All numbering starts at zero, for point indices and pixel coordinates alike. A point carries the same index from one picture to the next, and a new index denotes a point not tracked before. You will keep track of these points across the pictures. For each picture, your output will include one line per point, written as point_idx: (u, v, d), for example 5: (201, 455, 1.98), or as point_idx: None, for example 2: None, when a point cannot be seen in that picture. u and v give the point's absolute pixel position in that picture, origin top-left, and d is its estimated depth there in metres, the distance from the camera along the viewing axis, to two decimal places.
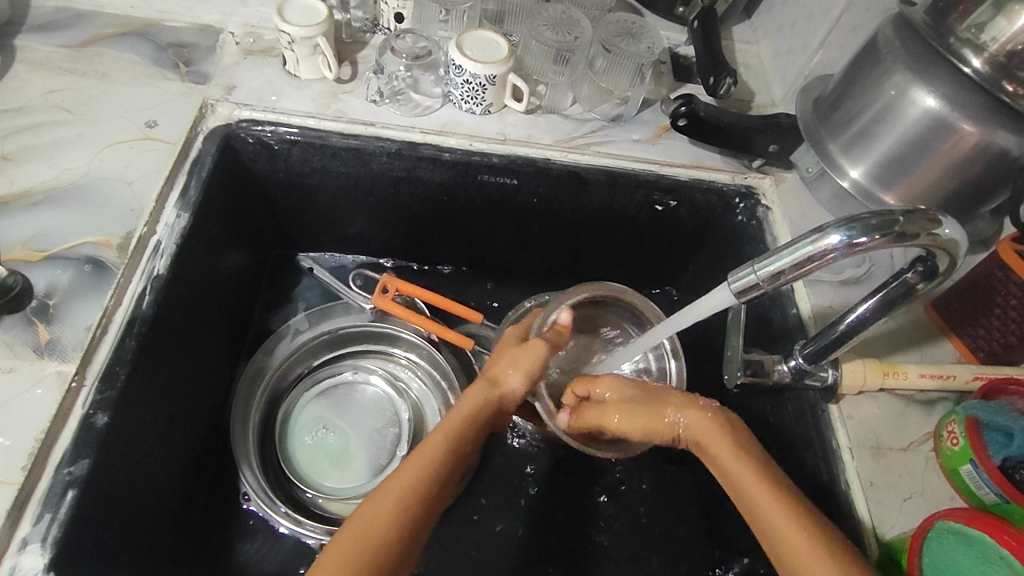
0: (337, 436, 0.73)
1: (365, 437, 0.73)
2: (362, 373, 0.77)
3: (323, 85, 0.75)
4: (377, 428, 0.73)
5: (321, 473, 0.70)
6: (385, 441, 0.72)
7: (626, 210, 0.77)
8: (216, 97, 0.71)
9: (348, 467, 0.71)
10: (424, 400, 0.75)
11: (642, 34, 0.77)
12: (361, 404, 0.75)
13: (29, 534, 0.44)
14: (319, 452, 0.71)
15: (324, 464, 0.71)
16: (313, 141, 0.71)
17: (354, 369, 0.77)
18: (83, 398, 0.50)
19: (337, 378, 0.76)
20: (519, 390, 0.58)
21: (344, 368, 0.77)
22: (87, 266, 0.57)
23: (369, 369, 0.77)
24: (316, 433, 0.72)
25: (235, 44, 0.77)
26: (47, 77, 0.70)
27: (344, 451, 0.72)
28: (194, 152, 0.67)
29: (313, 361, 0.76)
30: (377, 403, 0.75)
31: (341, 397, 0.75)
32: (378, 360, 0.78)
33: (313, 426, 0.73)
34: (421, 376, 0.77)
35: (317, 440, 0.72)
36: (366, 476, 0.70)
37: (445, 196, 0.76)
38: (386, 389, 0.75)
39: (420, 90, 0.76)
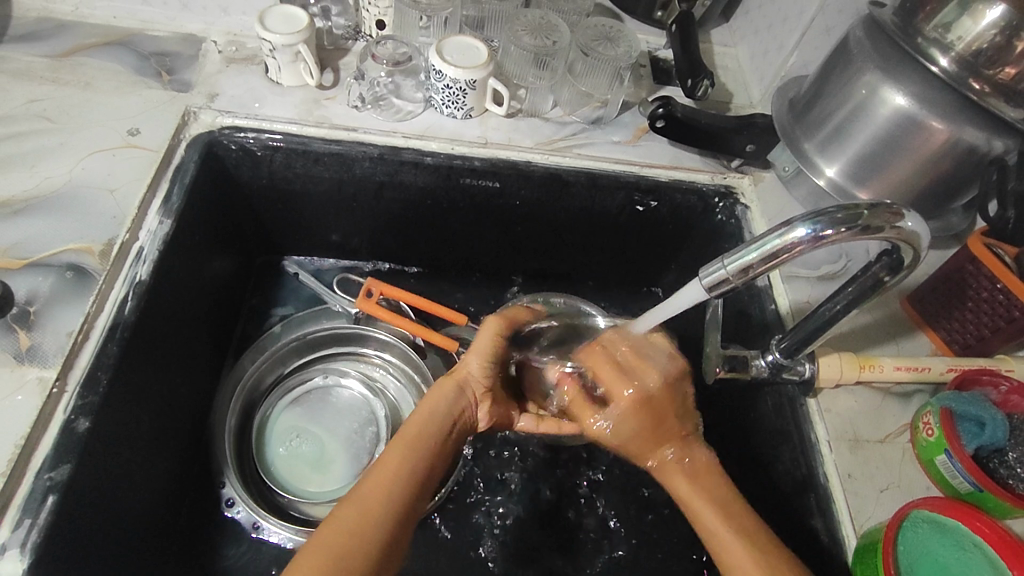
0: (311, 443, 0.73)
1: (341, 440, 0.73)
2: (333, 377, 0.77)
3: (305, 92, 0.76)
4: (354, 429, 0.74)
5: (302, 479, 0.70)
6: (364, 440, 0.73)
7: (606, 210, 0.78)
8: (199, 105, 0.72)
9: (328, 469, 0.71)
10: (401, 399, 0.76)
11: (620, 38, 0.78)
12: (336, 407, 0.75)
13: (8, 540, 0.44)
14: (296, 460, 0.71)
15: (303, 470, 0.71)
16: (296, 147, 0.72)
17: (325, 374, 0.77)
18: (65, 403, 0.50)
19: (308, 385, 0.76)
20: (482, 373, 0.57)
21: (314, 373, 0.77)
22: (69, 273, 0.57)
23: (341, 373, 0.78)
24: (290, 442, 0.72)
25: (217, 53, 0.78)
26: (28, 86, 0.71)
27: (322, 455, 0.72)
28: (177, 159, 0.68)
29: (283, 369, 0.76)
30: (351, 406, 0.75)
31: (315, 402, 0.75)
32: (349, 363, 0.78)
33: (287, 434, 0.73)
34: (395, 373, 0.78)
35: (291, 449, 0.72)
36: (347, 477, 0.70)
37: (428, 199, 0.77)
38: (361, 390, 0.76)
39: (402, 96, 0.77)
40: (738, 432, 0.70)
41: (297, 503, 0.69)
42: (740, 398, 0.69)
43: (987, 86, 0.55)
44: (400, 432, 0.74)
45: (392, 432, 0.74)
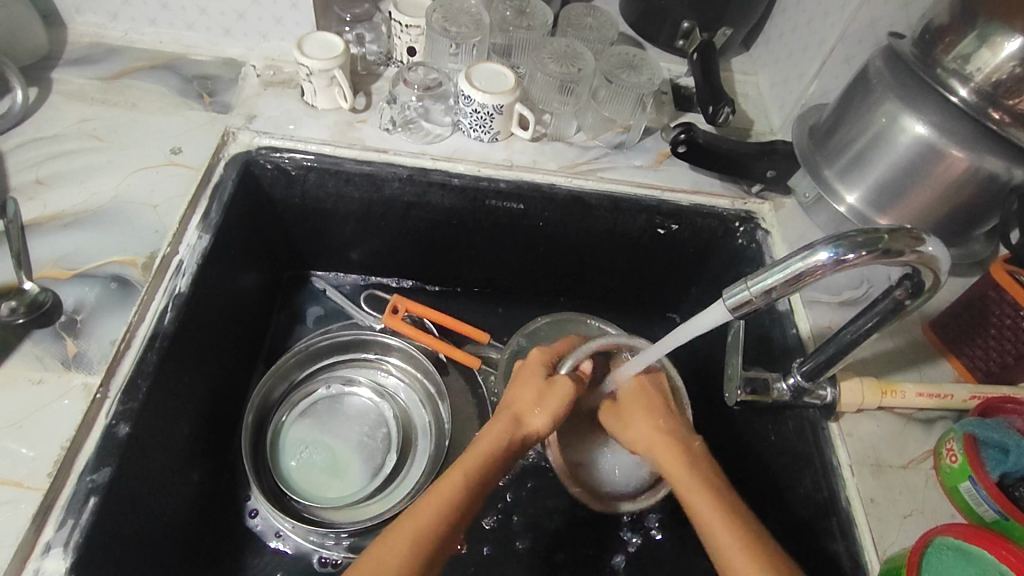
0: (323, 451, 0.74)
1: (353, 445, 0.74)
2: (337, 386, 0.78)
3: (339, 115, 0.79)
4: (365, 433, 0.75)
5: (322, 487, 0.71)
6: (377, 443, 0.74)
7: (628, 232, 0.80)
8: (238, 126, 0.76)
9: (343, 474, 0.72)
10: (411, 403, 0.78)
11: (643, 66, 0.80)
12: (346, 414, 0.77)
13: (52, 539, 0.46)
14: (310, 469, 0.72)
15: (320, 477, 0.72)
16: (328, 167, 0.75)
17: (328, 384, 0.78)
18: (107, 408, 0.52)
19: (314, 397, 0.77)
20: (544, 428, 0.58)
21: (318, 386, 0.78)
22: (114, 284, 0.60)
23: (345, 381, 0.79)
24: (301, 454, 0.73)
25: (256, 77, 0.82)
26: (80, 107, 0.75)
27: (336, 460, 0.73)
28: (216, 177, 0.71)
29: (289, 383, 0.77)
30: (361, 412, 0.77)
31: (324, 413, 0.76)
32: (352, 370, 0.80)
33: (298, 446, 0.74)
34: (397, 373, 0.80)
35: (303, 460, 0.73)
36: (364, 479, 0.72)
37: (454, 219, 0.79)
38: (370, 398, 0.78)
39: (431, 119, 0.80)
40: (759, 455, 0.69)
41: (314, 507, 0.69)
42: (759, 421, 0.69)
43: (1006, 116, 0.56)
44: (411, 438, 0.76)
45: (401, 438, 0.75)
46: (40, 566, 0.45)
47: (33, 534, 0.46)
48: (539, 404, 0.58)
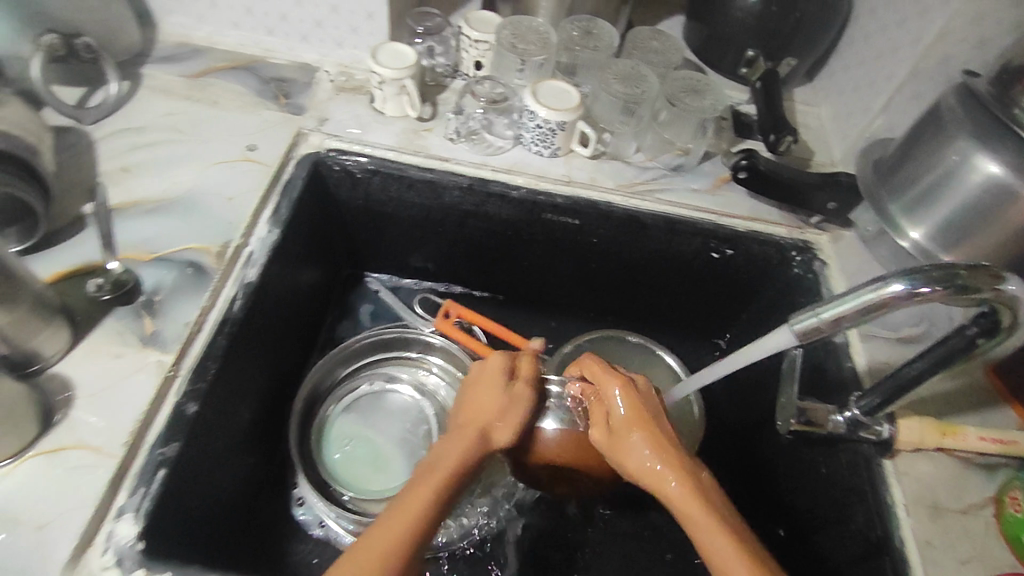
0: (365, 445, 0.75)
1: (395, 440, 0.76)
2: (380, 383, 0.80)
3: (405, 123, 0.82)
4: (406, 430, 0.76)
5: (363, 480, 0.72)
6: (417, 439, 0.76)
7: (682, 255, 0.80)
8: (310, 128, 0.79)
9: (385, 468, 0.73)
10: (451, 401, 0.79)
11: (706, 91, 0.81)
12: (389, 410, 0.78)
13: (124, 504, 0.48)
14: (353, 462, 0.74)
15: (362, 470, 0.73)
16: (392, 172, 0.77)
17: (371, 380, 0.80)
18: (178, 386, 0.54)
19: (357, 392, 0.78)
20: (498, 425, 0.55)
21: (361, 381, 0.79)
22: (190, 270, 0.63)
23: (388, 377, 0.80)
24: (344, 447, 0.75)
25: (329, 82, 0.86)
26: (166, 102, 0.79)
27: (377, 455, 0.74)
28: (287, 175, 0.74)
29: (336, 379, 0.78)
30: (402, 408, 0.78)
31: (366, 408, 0.78)
32: (394, 367, 0.81)
33: (342, 439, 0.75)
34: (438, 371, 0.81)
35: (346, 453, 0.74)
36: (404, 474, 0.73)
37: (509, 230, 0.81)
38: (411, 395, 0.79)
39: (494, 132, 0.82)
40: (806, 488, 0.67)
41: (357, 499, 0.70)
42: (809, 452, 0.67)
43: None
44: None
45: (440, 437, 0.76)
46: (113, 530, 0.47)
47: (107, 500, 0.48)
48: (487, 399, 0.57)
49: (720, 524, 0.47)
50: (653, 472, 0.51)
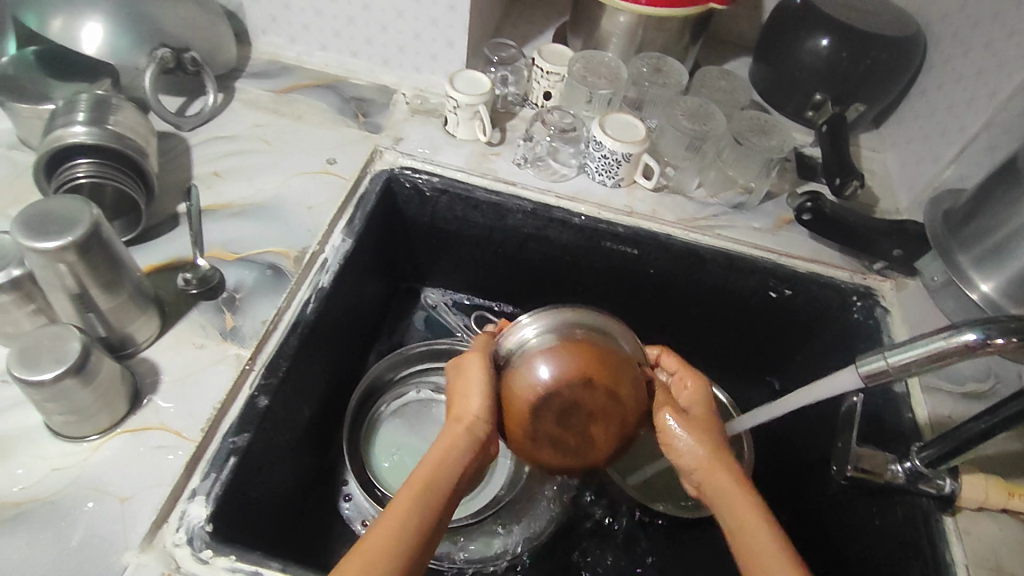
0: (410, 453, 0.77)
1: None
2: (427, 391, 0.82)
3: (475, 147, 0.85)
4: None
5: None
6: None
7: (740, 292, 0.80)
8: (385, 146, 0.83)
9: None
10: None
11: (774, 132, 0.82)
12: (436, 419, 0.80)
13: (198, 486, 0.51)
14: (400, 469, 0.75)
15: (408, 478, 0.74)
16: (460, 193, 0.80)
17: (418, 388, 0.82)
18: (252, 380, 0.57)
19: (405, 399, 0.81)
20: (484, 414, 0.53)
21: (409, 388, 0.82)
22: (269, 271, 0.67)
23: (435, 387, 0.82)
24: (392, 455, 0.76)
25: (405, 104, 0.90)
26: (256, 114, 0.85)
27: None
28: (361, 189, 0.78)
29: (388, 386, 0.81)
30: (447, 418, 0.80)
31: (412, 415, 0.80)
32: (441, 376, 0.83)
33: (389, 447, 0.77)
34: None
35: (394, 461, 0.76)
36: None
37: (568, 255, 0.83)
38: None
39: (559, 159, 0.85)
40: (858, 539, 0.65)
41: None
42: (863, 501, 0.65)
43: None
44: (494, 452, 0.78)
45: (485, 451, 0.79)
46: (186, 510, 0.49)
47: (183, 480, 0.51)
48: (469, 392, 0.54)
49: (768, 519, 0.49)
50: (689, 455, 0.53)
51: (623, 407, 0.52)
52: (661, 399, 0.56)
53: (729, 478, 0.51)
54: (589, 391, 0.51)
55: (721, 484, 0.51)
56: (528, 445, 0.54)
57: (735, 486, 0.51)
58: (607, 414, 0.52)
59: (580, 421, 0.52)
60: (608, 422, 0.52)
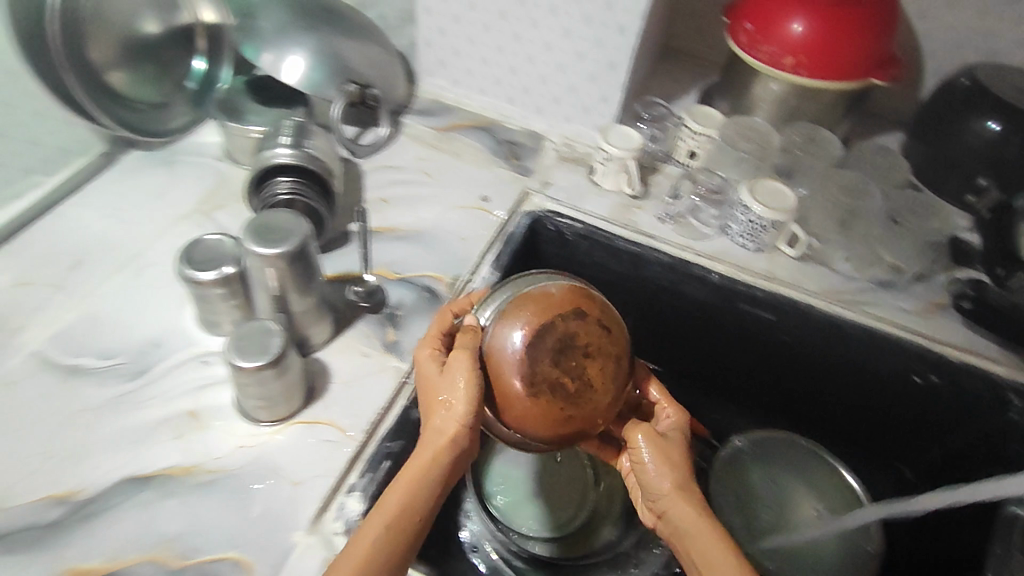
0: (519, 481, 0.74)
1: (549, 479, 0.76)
2: None
3: (618, 198, 0.89)
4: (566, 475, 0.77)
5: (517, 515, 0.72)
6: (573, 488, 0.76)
7: (881, 373, 0.76)
8: (534, 188, 0.88)
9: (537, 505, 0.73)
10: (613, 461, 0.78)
11: (935, 214, 0.83)
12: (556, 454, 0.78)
13: (355, 483, 0.55)
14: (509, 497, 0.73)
15: (516, 507, 0.73)
16: (600, 239, 0.83)
17: None
18: (405, 392, 0.61)
19: None
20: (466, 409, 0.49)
21: None
22: (426, 293, 0.72)
23: None
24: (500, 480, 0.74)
25: (554, 151, 0.96)
26: (419, 150, 0.94)
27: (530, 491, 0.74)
28: (509, 227, 0.83)
29: None
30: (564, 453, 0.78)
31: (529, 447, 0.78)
32: None
33: (498, 472, 0.75)
34: None
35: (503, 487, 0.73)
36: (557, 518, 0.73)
37: (699, 312, 0.83)
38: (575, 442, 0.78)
39: (698, 218, 0.87)
40: None
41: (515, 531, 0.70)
42: None
43: None
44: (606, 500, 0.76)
45: (596, 496, 0.76)
46: (345, 503, 0.54)
47: (343, 476, 0.56)
48: (447, 392, 0.50)
49: (726, 543, 0.50)
50: (657, 483, 0.55)
51: (613, 352, 0.48)
52: (632, 424, 0.58)
53: (689, 508, 0.53)
54: (585, 324, 0.48)
55: (679, 516, 0.53)
56: (523, 407, 0.47)
57: (697, 517, 0.52)
58: (601, 354, 0.48)
59: (576, 360, 0.47)
60: (604, 361, 0.48)
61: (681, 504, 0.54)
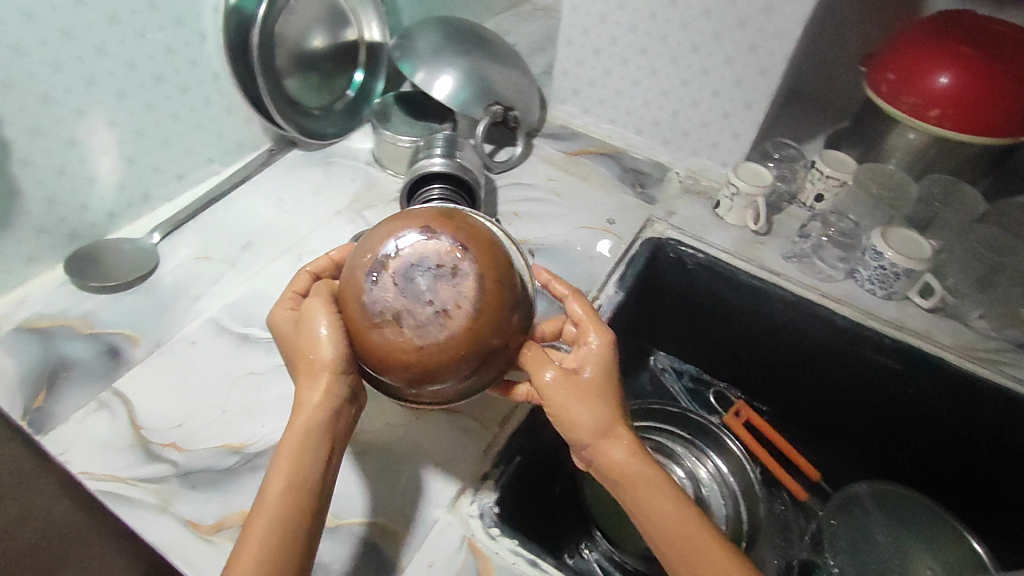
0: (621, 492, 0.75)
1: None
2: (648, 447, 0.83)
3: (743, 234, 0.90)
4: None
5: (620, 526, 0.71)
6: None
7: (1018, 440, 0.73)
8: (659, 217, 0.92)
9: None
10: (712, 494, 0.79)
11: None
12: None
13: (489, 472, 0.60)
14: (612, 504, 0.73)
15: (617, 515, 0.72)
16: (722, 270, 0.85)
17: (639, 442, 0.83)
18: None
19: None
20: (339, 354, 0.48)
21: None
22: (556, 305, 0.78)
23: (657, 445, 0.83)
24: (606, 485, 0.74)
25: (679, 183, 0.99)
26: (549, 170, 0.99)
27: None
28: (633, 250, 0.87)
29: None
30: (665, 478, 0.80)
31: None
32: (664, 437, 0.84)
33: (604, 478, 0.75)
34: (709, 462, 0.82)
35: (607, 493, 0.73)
36: None
37: (819, 353, 0.82)
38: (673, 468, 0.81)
39: (825, 259, 0.87)
40: None
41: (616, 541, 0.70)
42: None
43: None
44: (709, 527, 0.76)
45: None
46: (479, 489, 0.59)
47: (479, 464, 0.61)
48: (317, 344, 0.49)
49: (673, 498, 0.50)
50: (591, 436, 0.52)
51: (478, 269, 0.47)
52: (536, 354, 0.52)
53: (621, 449, 0.51)
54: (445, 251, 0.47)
55: (617, 461, 0.51)
56: (385, 346, 0.46)
57: (638, 467, 0.51)
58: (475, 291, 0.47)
59: (443, 294, 0.46)
60: (459, 282, 0.47)
61: (625, 453, 0.51)
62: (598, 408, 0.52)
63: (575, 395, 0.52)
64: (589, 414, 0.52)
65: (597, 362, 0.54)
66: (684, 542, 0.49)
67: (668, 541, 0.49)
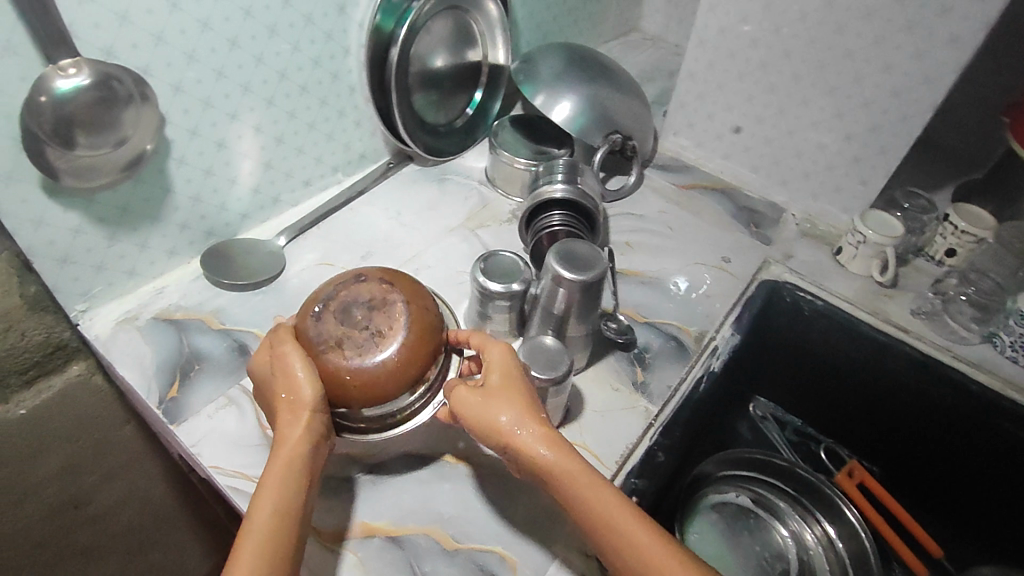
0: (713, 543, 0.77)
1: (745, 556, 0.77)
2: (746, 499, 0.81)
3: (866, 284, 0.86)
4: (763, 557, 0.77)
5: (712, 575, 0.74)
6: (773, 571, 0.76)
7: None
8: (776, 259, 0.89)
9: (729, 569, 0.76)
10: (817, 557, 0.77)
11: None
12: (755, 532, 0.79)
13: None
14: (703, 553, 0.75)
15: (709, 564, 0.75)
16: (844, 321, 0.81)
17: (738, 492, 0.81)
18: (649, 435, 0.66)
19: (725, 498, 0.81)
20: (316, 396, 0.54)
21: (728, 488, 0.82)
22: (673, 343, 0.76)
23: (756, 499, 0.81)
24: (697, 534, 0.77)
25: (795, 226, 0.96)
26: (661, 202, 0.97)
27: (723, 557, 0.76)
28: (749, 291, 0.84)
29: (710, 475, 0.82)
30: (763, 535, 0.79)
31: (728, 517, 0.80)
32: (765, 491, 0.81)
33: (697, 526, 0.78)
34: (815, 526, 0.79)
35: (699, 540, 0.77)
36: None
37: (946, 419, 0.77)
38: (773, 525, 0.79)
39: (955, 319, 0.80)
40: None
41: None
42: None
43: None
44: None
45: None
46: None
47: None
48: (287, 387, 0.54)
49: (610, 490, 0.50)
50: (527, 449, 0.52)
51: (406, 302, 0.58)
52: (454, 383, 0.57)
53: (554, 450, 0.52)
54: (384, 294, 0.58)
55: (550, 459, 0.51)
56: (352, 378, 0.55)
57: (575, 465, 0.51)
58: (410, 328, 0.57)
59: (388, 332, 0.56)
60: (392, 312, 0.57)
61: (565, 457, 0.51)
62: (527, 418, 0.53)
63: (504, 408, 0.54)
64: (517, 420, 0.53)
65: (510, 368, 0.57)
66: (637, 541, 0.47)
67: (623, 542, 0.48)
